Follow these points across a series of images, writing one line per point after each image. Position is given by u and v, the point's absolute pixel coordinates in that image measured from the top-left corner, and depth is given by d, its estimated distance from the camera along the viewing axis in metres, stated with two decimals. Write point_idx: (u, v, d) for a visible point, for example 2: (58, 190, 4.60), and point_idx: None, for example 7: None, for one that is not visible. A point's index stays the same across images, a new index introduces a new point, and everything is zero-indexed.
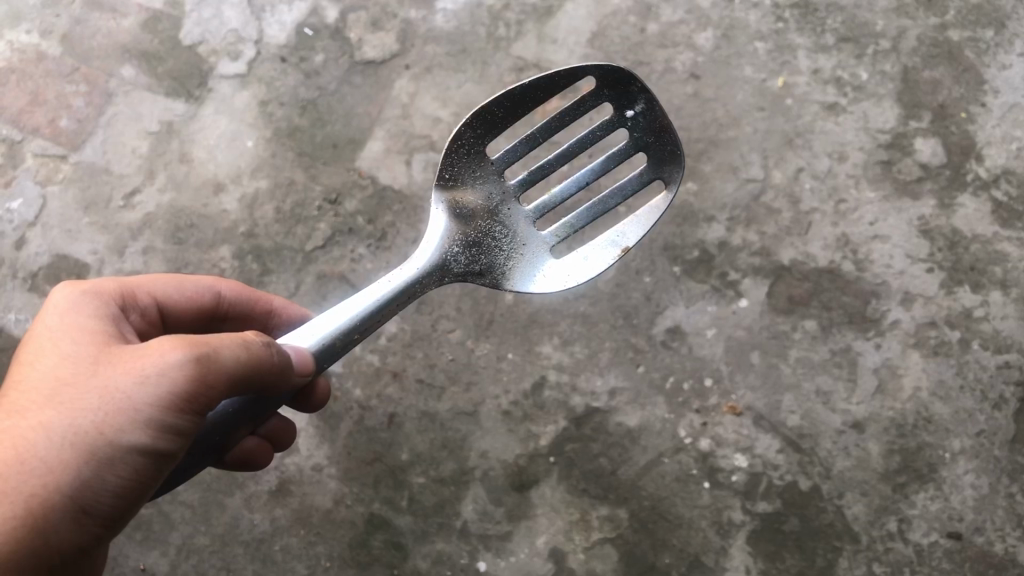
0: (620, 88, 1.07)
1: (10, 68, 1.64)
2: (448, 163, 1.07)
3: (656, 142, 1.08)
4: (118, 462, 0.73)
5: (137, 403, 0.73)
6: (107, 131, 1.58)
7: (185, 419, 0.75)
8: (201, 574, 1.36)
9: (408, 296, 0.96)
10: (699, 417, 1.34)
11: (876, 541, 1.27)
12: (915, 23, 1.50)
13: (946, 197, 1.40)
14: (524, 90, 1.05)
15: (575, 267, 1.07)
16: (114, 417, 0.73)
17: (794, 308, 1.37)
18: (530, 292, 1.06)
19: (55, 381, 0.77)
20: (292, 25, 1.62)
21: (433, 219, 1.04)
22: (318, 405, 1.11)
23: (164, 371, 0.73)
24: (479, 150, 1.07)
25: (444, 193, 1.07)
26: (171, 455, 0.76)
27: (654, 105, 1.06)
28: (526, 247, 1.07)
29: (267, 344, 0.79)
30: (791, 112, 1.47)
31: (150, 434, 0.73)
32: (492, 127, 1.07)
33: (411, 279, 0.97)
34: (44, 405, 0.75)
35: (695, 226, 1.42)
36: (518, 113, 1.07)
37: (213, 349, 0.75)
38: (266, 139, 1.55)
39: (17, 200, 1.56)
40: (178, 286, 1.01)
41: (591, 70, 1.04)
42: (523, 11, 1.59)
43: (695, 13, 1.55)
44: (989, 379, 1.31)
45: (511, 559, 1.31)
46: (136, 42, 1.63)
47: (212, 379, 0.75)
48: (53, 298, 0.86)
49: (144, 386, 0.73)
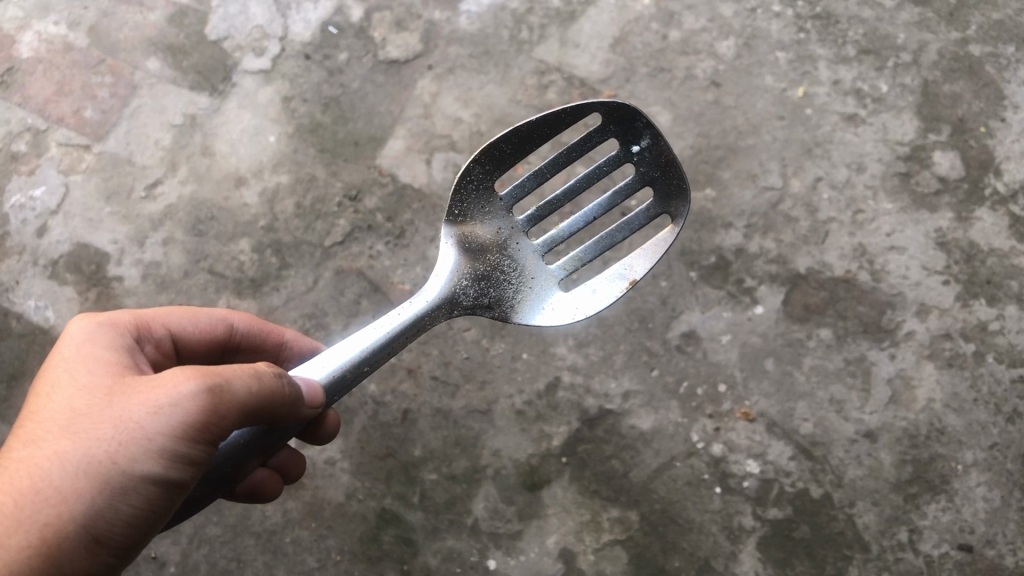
0: (626, 124, 1.06)
1: (38, 59, 1.66)
2: (457, 198, 1.07)
3: (662, 176, 1.09)
4: (132, 492, 0.73)
5: (149, 433, 0.73)
6: (131, 122, 1.60)
7: (199, 449, 0.75)
8: (212, 564, 1.36)
9: (417, 329, 0.97)
10: (713, 422, 1.34)
11: (887, 551, 1.27)
12: (937, 37, 1.51)
13: (965, 210, 1.40)
14: (532, 126, 1.05)
15: (584, 300, 1.08)
16: (127, 446, 0.73)
17: (809, 316, 1.37)
18: (536, 325, 1.07)
19: (70, 411, 0.77)
20: (316, 23, 1.64)
21: (442, 252, 1.05)
22: (328, 435, 1.09)
23: (178, 401, 0.74)
24: (488, 186, 1.08)
25: (454, 228, 1.07)
26: (183, 485, 0.76)
27: (660, 140, 1.06)
28: (534, 281, 1.08)
29: (279, 374, 0.80)
30: (811, 121, 1.48)
31: (163, 463, 0.73)
32: (501, 163, 1.07)
33: (420, 313, 0.97)
34: (59, 435, 0.75)
35: (712, 233, 1.43)
36: (526, 148, 1.07)
37: (225, 379, 0.76)
38: (288, 135, 1.56)
39: (40, 188, 1.57)
40: (192, 318, 1.01)
41: (597, 106, 1.04)
42: (547, 15, 1.60)
43: (717, 21, 1.56)
44: (1004, 392, 1.31)
45: (521, 557, 1.32)
46: (163, 36, 1.65)
47: (224, 408, 0.76)
48: (70, 329, 0.87)
49: (158, 416, 0.74)
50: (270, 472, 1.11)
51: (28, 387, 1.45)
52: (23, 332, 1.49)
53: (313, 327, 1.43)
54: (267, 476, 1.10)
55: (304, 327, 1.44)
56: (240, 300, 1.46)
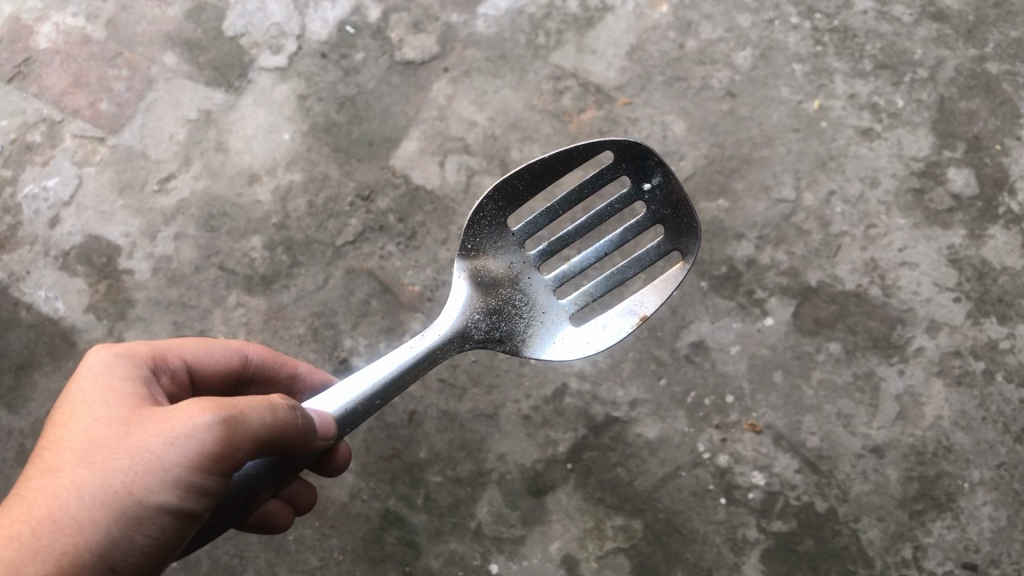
0: (638, 162, 1.06)
1: (56, 50, 1.66)
2: (469, 233, 1.07)
3: (672, 215, 1.09)
4: (147, 522, 0.73)
5: (165, 464, 0.73)
6: (146, 116, 1.60)
7: (214, 480, 0.75)
8: (215, 560, 1.36)
9: (429, 362, 0.97)
10: (719, 433, 1.34)
11: (891, 567, 1.26)
12: (954, 54, 1.51)
13: (978, 228, 1.40)
14: (545, 163, 1.05)
15: (594, 335, 1.07)
16: (144, 476, 0.73)
17: (819, 330, 1.37)
18: (546, 358, 1.06)
19: (87, 442, 0.77)
20: (333, 22, 1.64)
21: (455, 287, 1.05)
22: (338, 468, 1.08)
23: (194, 432, 0.74)
24: (501, 221, 1.07)
25: (466, 262, 1.07)
26: (196, 515, 0.75)
27: (672, 179, 1.06)
28: (546, 314, 1.08)
29: (292, 407, 0.80)
30: (826, 135, 1.48)
31: (178, 494, 0.73)
32: (513, 199, 1.07)
33: (432, 346, 0.98)
34: (76, 465, 0.75)
35: (724, 243, 1.43)
36: (538, 184, 1.07)
37: (240, 411, 0.76)
38: (303, 133, 1.57)
39: (54, 178, 1.57)
40: (207, 350, 1.01)
41: (610, 144, 1.04)
42: (564, 21, 1.60)
43: (735, 32, 1.56)
44: (1012, 412, 1.30)
45: (523, 563, 1.32)
46: (180, 31, 1.65)
47: (238, 439, 0.75)
48: (88, 360, 0.87)
49: (174, 447, 0.73)
50: (280, 502, 1.10)
51: (37, 377, 1.46)
52: (33, 322, 1.49)
53: (322, 326, 1.44)
54: (278, 506, 1.10)
55: (313, 326, 1.44)
56: (250, 296, 1.46)
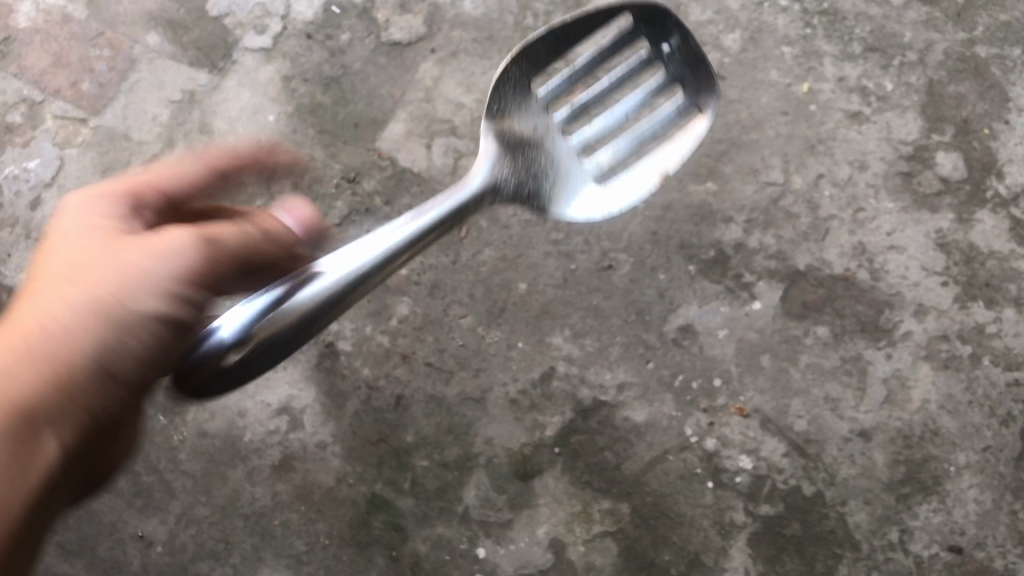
0: (657, 25, 1.06)
1: (35, 29, 1.64)
2: (496, 97, 1.05)
3: (690, 77, 1.07)
4: (139, 322, 0.70)
5: (152, 278, 0.71)
6: (129, 97, 1.58)
7: (198, 292, 0.73)
8: (200, 545, 1.35)
9: (463, 215, 0.90)
10: (707, 416, 1.34)
11: (877, 550, 1.27)
12: (944, 37, 1.50)
13: (966, 212, 1.40)
14: (567, 32, 1.04)
15: (618, 186, 1.04)
16: (131, 287, 0.70)
17: (807, 314, 1.37)
18: (573, 214, 1.02)
19: (58, 270, 0.72)
20: (318, 2, 1.61)
21: (483, 145, 1.01)
22: None
23: (178, 248, 0.72)
24: (525, 84, 1.06)
25: (492, 121, 1.03)
26: (183, 332, 0.73)
27: (689, 38, 1.06)
28: (570, 172, 1.04)
29: (255, 231, 0.79)
30: (814, 118, 1.47)
31: (166, 303, 0.71)
32: (537, 63, 1.05)
33: (466, 193, 0.91)
34: (52, 288, 0.71)
35: (712, 227, 1.42)
36: (560, 54, 1.06)
37: (215, 233, 0.75)
38: (288, 114, 1.55)
39: (34, 160, 1.55)
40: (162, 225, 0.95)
41: (629, 7, 1.04)
42: (552, 2, 1.58)
43: (724, 14, 1.54)
44: (998, 395, 1.31)
45: (511, 547, 1.31)
46: (163, 10, 1.62)
47: (220, 255, 0.74)
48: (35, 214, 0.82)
49: (159, 262, 0.71)
50: None
51: None
52: (7, 305, 1.46)
53: None
54: None
55: None
56: None
